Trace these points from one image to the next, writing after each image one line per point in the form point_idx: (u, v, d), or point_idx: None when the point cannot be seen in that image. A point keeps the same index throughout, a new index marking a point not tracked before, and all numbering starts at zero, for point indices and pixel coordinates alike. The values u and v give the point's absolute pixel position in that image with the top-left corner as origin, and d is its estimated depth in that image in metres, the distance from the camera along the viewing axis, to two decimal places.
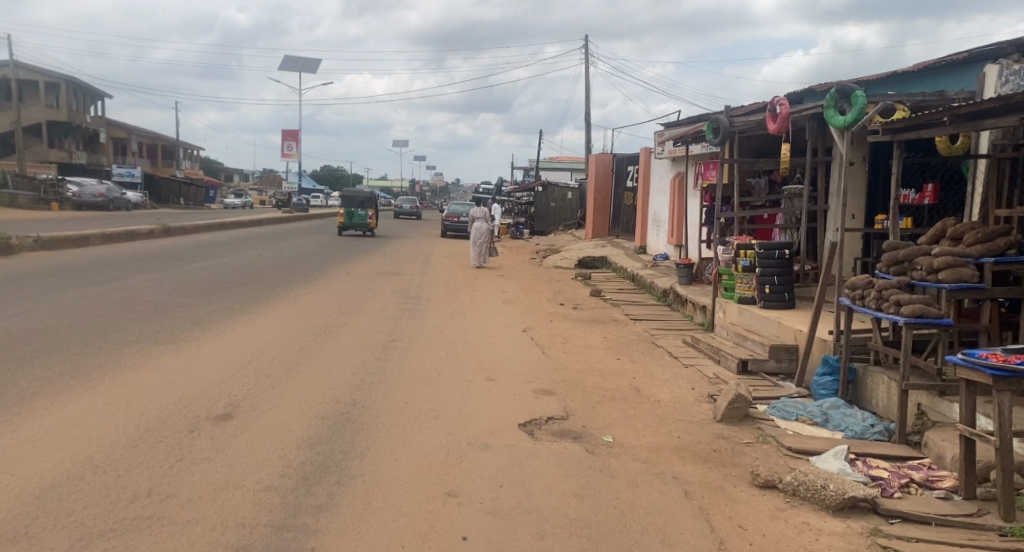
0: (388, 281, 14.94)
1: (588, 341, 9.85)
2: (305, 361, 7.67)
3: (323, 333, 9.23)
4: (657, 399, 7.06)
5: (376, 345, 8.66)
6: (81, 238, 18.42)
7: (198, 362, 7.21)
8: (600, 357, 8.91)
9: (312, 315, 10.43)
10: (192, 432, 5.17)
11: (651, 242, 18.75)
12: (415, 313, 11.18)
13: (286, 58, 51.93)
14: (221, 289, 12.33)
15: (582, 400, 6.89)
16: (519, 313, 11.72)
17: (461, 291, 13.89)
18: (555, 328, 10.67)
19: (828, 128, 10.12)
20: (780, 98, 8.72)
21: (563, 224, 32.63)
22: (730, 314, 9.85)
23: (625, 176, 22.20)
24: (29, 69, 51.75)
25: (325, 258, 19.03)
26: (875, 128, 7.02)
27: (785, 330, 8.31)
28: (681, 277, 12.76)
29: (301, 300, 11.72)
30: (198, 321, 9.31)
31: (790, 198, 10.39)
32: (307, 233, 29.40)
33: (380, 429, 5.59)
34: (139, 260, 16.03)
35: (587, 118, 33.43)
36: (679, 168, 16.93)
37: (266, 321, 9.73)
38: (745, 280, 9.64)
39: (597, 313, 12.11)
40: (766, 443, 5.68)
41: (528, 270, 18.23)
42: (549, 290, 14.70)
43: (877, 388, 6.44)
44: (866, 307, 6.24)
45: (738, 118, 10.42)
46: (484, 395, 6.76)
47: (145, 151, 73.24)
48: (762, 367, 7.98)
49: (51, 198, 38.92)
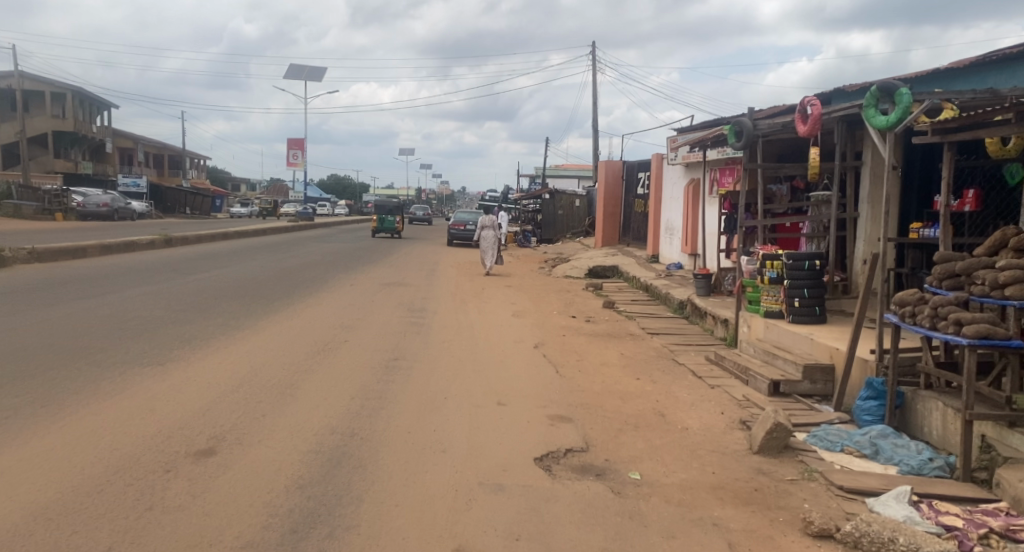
0: (393, 293, 14.37)
1: (604, 358, 9.25)
2: (301, 384, 7.09)
3: (322, 351, 8.66)
4: (684, 425, 6.47)
5: (378, 365, 8.09)
6: (78, 249, 17.91)
7: (184, 387, 6.64)
8: (618, 377, 8.31)
9: (312, 331, 9.88)
10: (168, 472, 4.59)
11: (664, 251, 18.15)
12: (420, 328, 10.61)
13: (291, 65, 51.56)
14: (218, 303, 11.77)
15: (602, 428, 6.30)
16: (530, 327, 11.14)
17: (468, 303, 13.30)
18: (568, 343, 10.08)
19: (858, 131, 9.55)
20: (811, 98, 8.13)
21: (571, 231, 32.07)
22: (755, 329, 9.25)
23: (636, 183, 21.62)
24: (33, 79, 51.49)
25: (329, 269, 18.48)
26: (922, 130, 6.40)
27: (818, 348, 7.71)
28: (699, 288, 12.16)
29: (300, 314, 11.16)
30: (190, 339, 8.75)
31: (818, 205, 9.78)
32: (312, 242, 28.86)
33: (380, 466, 5.01)
34: (135, 272, 15.51)
35: (596, 123, 32.87)
36: (693, 174, 16.36)
37: (263, 339, 9.16)
38: (772, 293, 9.05)
39: (611, 327, 11.51)
40: (812, 480, 5.08)
41: (537, 280, 17.65)
42: (560, 301, 14.12)
43: (929, 415, 5.84)
44: (919, 326, 5.64)
45: (762, 121, 9.81)
46: (495, 424, 6.17)
47: (151, 161, 73.04)
48: (795, 389, 7.39)
49: (55, 208, 38.53)
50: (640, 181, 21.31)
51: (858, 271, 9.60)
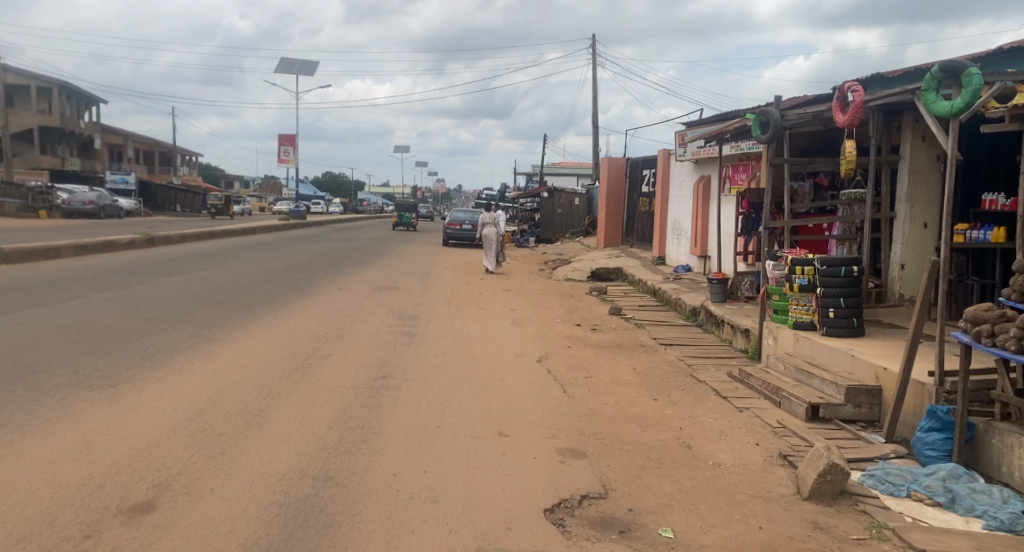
0: (384, 298, 13.45)
1: (615, 375, 8.35)
2: (273, 410, 6.17)
3: (301, 369, 7.74)
4: (715, 461, 5.57)
5: (362, 385, 7.17)
6: (51, 250, 16.96)
7: (135, 415, 5.70)
8: (633, 397, 7.41)
9: (290, 343, 8.95)
10: (87, 541, 3.69)
11: (671, 252, 17.26)
12: (412, 339, 9.69)
13: (283, 59, 50.56)
14: (192, 310, 10.85)
15: (621, 465, 5.40)
16: (532, 338, 10.22)
17: (465, 309, 12.38)
18: (574, 357, 9.17)
19: (896, 123, 8.66)
20: (852, 83, 7.22)
21: (571, 231, 31.16)
22: (782, 343, 8.36)
23: (639, 181, 20.71)
24: (18, 73, 50.32)
25: (317, 271, 17.55)
26: (992, 117, 5.53)
27: (861, 367, 6.82)
28: (713, 294, 11.28)
29: (281, 323, 10.25)
30: (153, 354, 7.81)
31: (849, 204, 8.90)
32: (303, 241, 27.92)
33: (356, 525, 4.10)
34: (109, 275, 14.58)
35: (595, 119, 31.96)
36: (703, 171, 15.48)
37: (237, 353, 8.23)
38: (802, 302, 8.16)
39: (620, 336, 10.61)
40: (884, 541, 4.18)
41: (537, 283, 16.76)
42: (563, 307, 13.22)
43: (1008, 453, 4.95)
44: (1001, 348, 4.76)
45: (789, 111, 8.92)
46: (495, 462, 5.27)
47: (143, 158, 71.98)
48: (837, 414, 6.48)
49: (40, 206, 37.57)
50: (644, 179, 20.39)
51: (894, 277, 8.70)
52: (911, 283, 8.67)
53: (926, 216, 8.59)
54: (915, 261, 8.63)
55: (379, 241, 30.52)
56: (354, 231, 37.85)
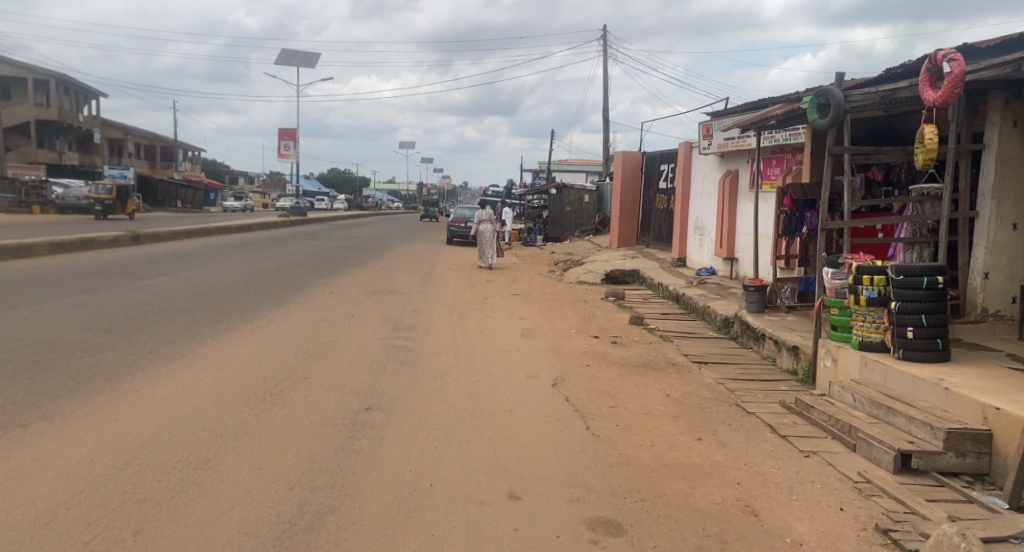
0: (379, 303, 12.18)
1: (645, 402, 7.04)
2: (222, 458, 4.90)
3: (269, 397, 6.44)
4: (793, 537, 4.25)
5: (340, 421, 5.91)
6: (22, 248, 15.79)
7: (39, 471, 4.47)
8: (671, 436, 6.10)
9: (264, 361, 7.70)
10: None
11: (692, 253, 15.93)
12: (407, 356, 8.41)
13: (283, 50, 49.12)
14: (157, 319, 9.62)
15: (672, 545, 4.10)
16: (545, 354, 8.92)
17: (468, 318, 11.09)
18: (595, 378, 7.87)
19: (983, 104, 7.30)
20: (948, 51, 5.88)
21: (579, 229, 29.84)
22: (845, 366, 6.99)
23: (656, 176, 19.36)
24: (14, 65, 49.29)
25: (310, 272, 16.31)
26: None
27: (960, 404, 5.45)
28: (750, 303, 9.95)
29: (258, 336, 8.98)
30: (94, 378, 6.56)
31: (921, 201, 7.48)
32: (300, 239, 26.63)
33: None
34: (81, 276, 13.39)
35: (605, 114, 30.66)
36: (731, 166, 14.15)
37: (197, 375, 6.96)
38: (870, 318, 6.80)
39: (645, 351, 9.31)
40: None
41: (547, 287, 15.46)
42: (577, 315, 11.90)
43: None
44: None
45: (851, 91, 7.56)
46: (503, 543, 4.00)
47: (144, 152, 70.96)
48: (934, 465, 5.11)
49: (33, 201, 36.55)
50: (662, 175, 19.03)
51: (976, 287, 7.32)
52: (997, 296, 7.29)
53: (1015, 216, 7.22)
54: (1002, 269, 7.26)
55: (380, 238, 29.25)
56: (354, 228, 36.59)
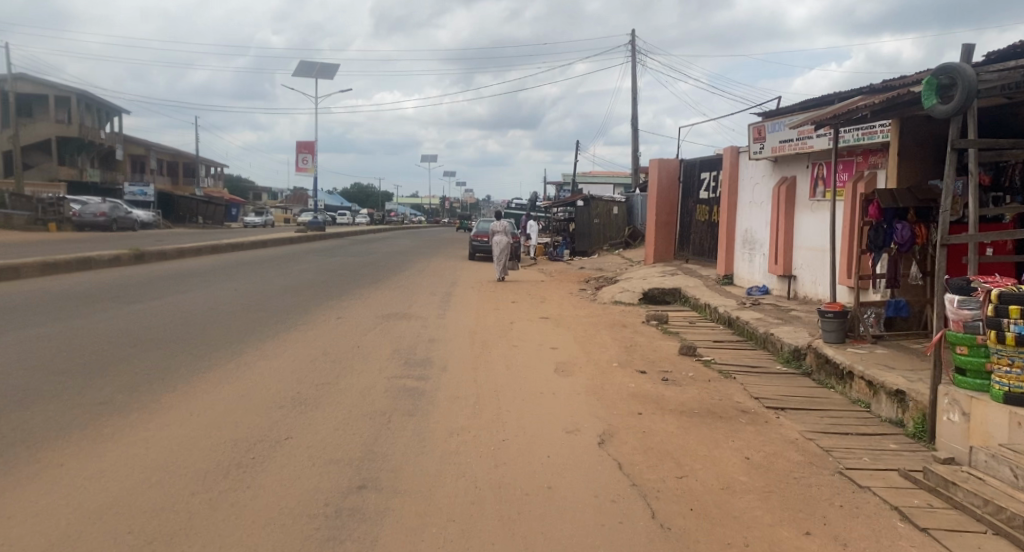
0: (392, 331, 10.68)
1: (721, 472, 5.46)
2: None
3: (234, 470, 4.91)
4: None
5: (322, 511, 4.40)
6: (8, 270, 14.51)
7: None
8: (767, 529, 4.53)
9: (240, 414, 6.20)
10: None
11: (740, 269, 14.32)
12: (417, 401, 6.92)
13: (302, 60, 48.04)
14: (125, 355, 8.16)
15: None
16: (585, 397, 7.36)
17: (492, 348, 9.58)
18: (651, 433, 6.30)
19: None
20: None
21: (608, 243, 28.29)
22: (985, 425, 5.36)
23: (696, 185, 17.76)
24: (36, 83, 48.79)
25: (319, 293, 14.87)
26: None
27: None
28: (831, 333, 8.37)
29: (242, 377, 7.49)
30: (8, 446, 5.07)
31: None
32: (316, 255, 25.29)
33: None
34: (64, 300, 12.03)
35: (635, 122, 29.17)
36: (786, 172, 12.55)
37: (150, 436, 5.47)
38: (1019, 363, 5.16)
39: (705, 393, 7.72)
40: None
41: (580, 308, 13.90)
42: (618, 343, 10.33)
43: None
44: None
45: (979, 67, 5.90)
46: None
47: (166, 169, 70.43)
48: None
49: (51, 218, 35.46)
50: (702, 184, 17.43)
51: None
52: None
53: None
54: None
55: (399, 254, 27.90)
56: (374, 243, 35.25)
